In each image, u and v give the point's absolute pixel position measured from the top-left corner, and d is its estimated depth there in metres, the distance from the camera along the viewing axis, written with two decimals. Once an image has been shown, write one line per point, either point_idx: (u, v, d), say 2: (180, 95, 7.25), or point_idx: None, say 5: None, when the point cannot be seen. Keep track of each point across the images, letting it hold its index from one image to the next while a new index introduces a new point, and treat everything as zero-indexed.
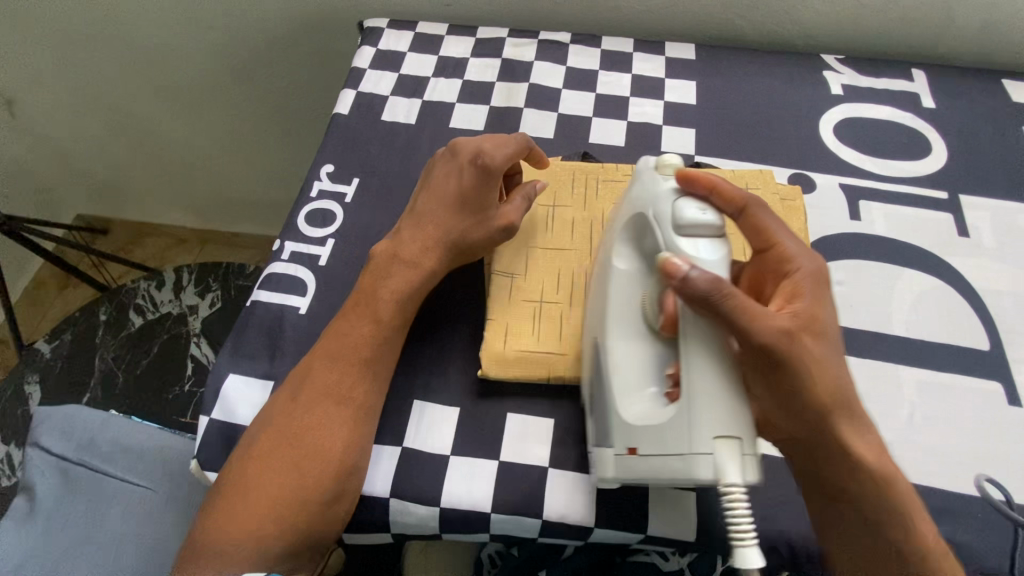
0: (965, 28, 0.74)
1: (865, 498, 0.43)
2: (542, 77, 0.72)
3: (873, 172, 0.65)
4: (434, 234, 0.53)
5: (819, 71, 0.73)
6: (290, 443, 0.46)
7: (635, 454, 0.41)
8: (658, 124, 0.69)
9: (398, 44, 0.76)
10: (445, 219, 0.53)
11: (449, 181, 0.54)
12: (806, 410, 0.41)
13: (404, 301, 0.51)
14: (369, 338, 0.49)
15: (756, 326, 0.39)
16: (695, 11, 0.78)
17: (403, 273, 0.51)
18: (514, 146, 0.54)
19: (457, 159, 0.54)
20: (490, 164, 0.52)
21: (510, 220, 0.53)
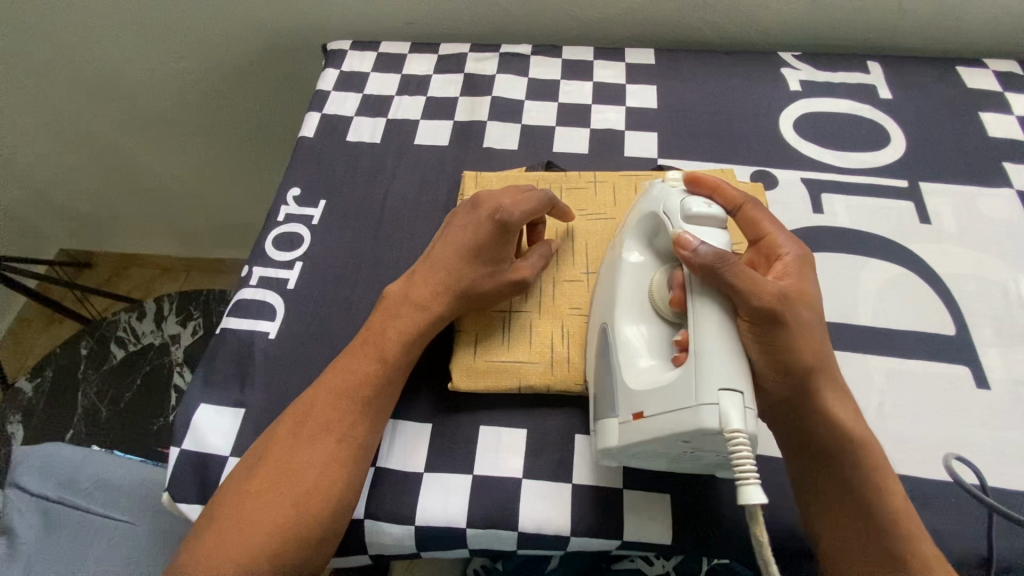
0: (917, 18, 0.76)
1: (845, 458, 0.43)
2: (504, 90, 0.73)
3: (834, 165, 0.66)
4: (446, 279, 0.51)
5: (777, 69, 0.75)
6: (295, 458, 0.45)
7: (641, 418, 0.41)
8: (621, 129, 0.70)
9: (362, 64, 0.77)
10: (458, 269, 0.51)
11: (465, 234, 0.52)
12: (800, 373, 0.42)
13: (411, 346, 0.50)
14: (375, 375, 0.48)
15: (755, 289, 0.39)
16: (652, 17, 0.79)
17: (412, 317, 0.50)
18: (539, 200, 0.52)
19: (479, 212, 0.52)
20: (512, 222, 0.50)
21: (523, 274, 0.52)
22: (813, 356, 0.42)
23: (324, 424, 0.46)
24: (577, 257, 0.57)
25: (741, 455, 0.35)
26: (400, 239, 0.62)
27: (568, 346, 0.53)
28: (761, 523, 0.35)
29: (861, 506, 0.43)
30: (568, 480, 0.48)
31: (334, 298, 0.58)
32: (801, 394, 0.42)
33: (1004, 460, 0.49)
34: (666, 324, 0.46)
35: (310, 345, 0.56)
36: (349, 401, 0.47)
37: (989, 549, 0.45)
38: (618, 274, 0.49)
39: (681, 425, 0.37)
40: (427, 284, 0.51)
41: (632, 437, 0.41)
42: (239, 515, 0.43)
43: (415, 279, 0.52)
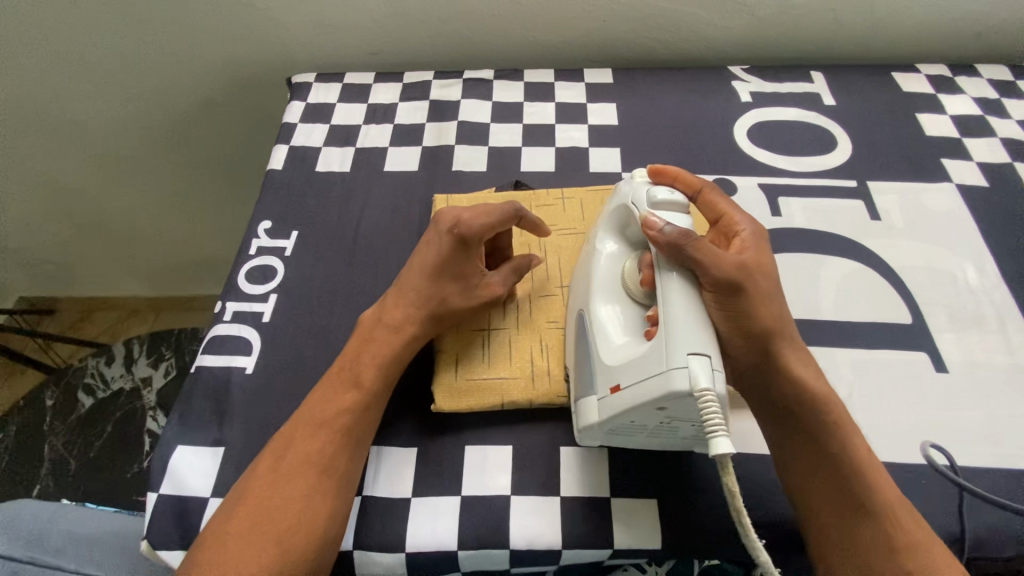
0: (852, 29, 0.81)
1: (807, 417, 0.45)
2: (470, 114, 0.75)
3: (788, 170, 0.69)
4: (415, 300, 0.52)
5: (728, 81, 0.78)
6: (281, 495, 0.44)
7: (618, 391, 0.42)
8: (585, 147, 0.72)
9: (327, 96, 0.78)
10: (424, 286, 0.51)
11: (429, 252, 0.52)
12: (762, 338, 0.44)
13: (388, 369, 0.50)
14: (352, 401, 0.48)
15: (715, 261, 0.42)
16: (608, 38, 0.83)
17: (386, 341, 0.51)
18: (504, 214, 0.52)
19: (437, 227, 0.53)
20: (470, 237, 0.50)
21: (493, 290, 0.53)
22: (774, 320, 0.44)
23: (302, 457, 0.46)
24: (550, 272, 0.59)
25: (710, 413, 0.36)
26: (375, 264, 0.62)
27: (548, 360, 0.53)
28: (730, 472, 0.37)
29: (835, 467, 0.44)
30: (557, 493, 0.49)
31: (311, 329, 0.58)
32: (768, 356, 0.44)
33: (968, 439, 0.51)
34: (636, 305, 0.47)
35: (288, 377, 0.55)
36: (328, 431, 0.47)
37: (960, 527, 0.47)
38: (593, 260, 0.50)
39: (653, 391, 0.38)
40: (399, 305, 0.52)
41: (611, 410, 0.42)
42: (224, 557, 0.42)
43: (386, 302, 0.53)
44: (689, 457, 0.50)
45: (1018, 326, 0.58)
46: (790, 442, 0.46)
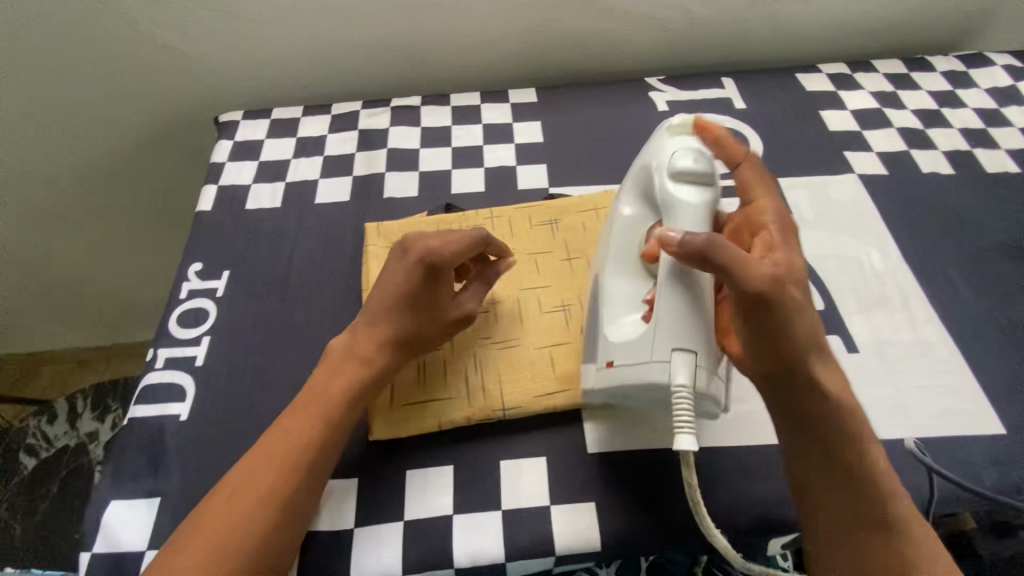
0: (757, 35, 0.87)
1: (834, 430, 0.46)
2: (398, 141, 0.76)
3: (705, 173, 0.73)
4: (383, 331, 0.52)
5: (645, 93, 0.82)
6: (233, 526, 0.43)
7: (611, 367, 0.47)
8: (512, 165, 0.75)
9: (255, 132, 0.78)
10: (392, 317, 0.52)
11: (381, 292, 0.52)
12: (786, 348, 0.45)
13: (349, 401, 0.50)
14: (315, 436, 0.48)
15: (747, 270, 0.43)
16: (531, 58, 0.86)
17: (354, 374, 0.51)
18: (469, 241, 0.52)
19: (407, 254, 0.52)
20: (442, 264, 0.51)
21: (467, 309, 0.55)
22: (794, 333, 0.45)
23: (261, 496, 0.45)
24: None
25: (681, 409, 0.42)
26: (310, 297, 0.63)
27: (481, 378, 0.55)
28: (690, 467, 0.43)
29: (850, 478, 0.45)
30: (498, 506, 0.50)
31: (247, 368, 0.58)
32: (792, 364, 0.45)
33: (880, 413, 0.55)
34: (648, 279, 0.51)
35: (224, 419, 0.55)
36: (291, 468, 0.46)
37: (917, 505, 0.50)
38: (613, 226, 0.53)
39: (640, 378, 0.45)
40: (369, 337, 0.52)
41: (605, 383, 0.48)
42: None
43: (356, 333, 0.52)
44: (625, 460, 0.52)
45: (920, 302, 0.62)
46: (812, 455, 0.46)
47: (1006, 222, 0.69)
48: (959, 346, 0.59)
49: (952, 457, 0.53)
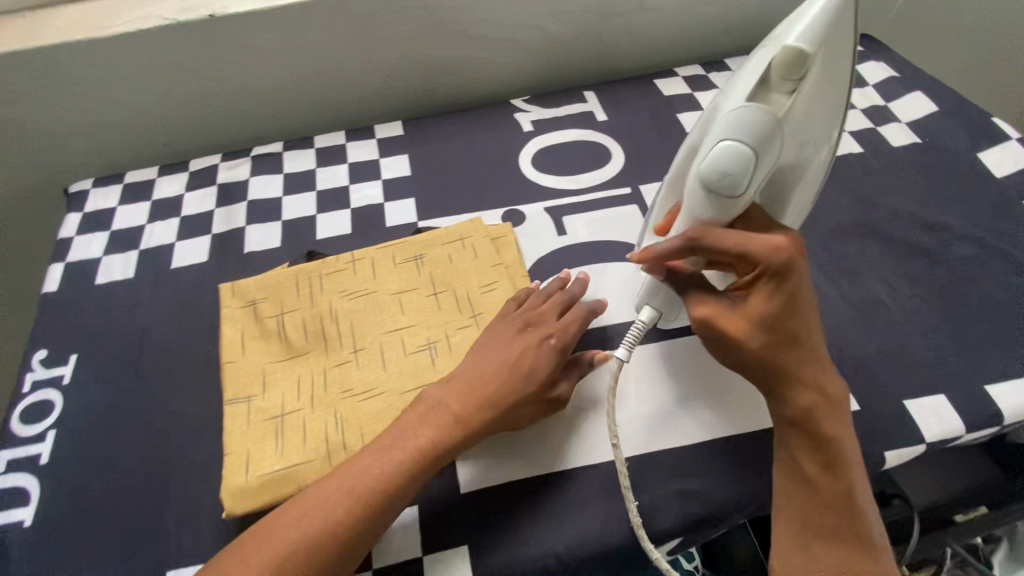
0: (614, 46, 0.89)
1: (815, 447, 0.46)
2: (260, 191, 0.74)
3: (570, 188, 0.74)
4: (483, 393, 0.51)
5: (511, 114, 0.83)
6: (293, 553, 0.43)
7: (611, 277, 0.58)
8: (380, 202, 0.74)
9: (106, 200, 0.75)
10: (502, 382, 0.51)
11: (543, 363, 0.53)
12: (762, 371, 0.46)
13: (449, 453, 0.49)
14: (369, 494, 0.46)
15: (697, 304, 0.47)
16: (395, 90, 0.85)
17: (445, 428, 0.49)
18: (582, 315, 0.56)
19: (531, 331, 0.55)
20: (566, 344, 0.54)
21: (560, 394, 0.53)
22: (775, 358, 0.45)
23: (305, 555, 0.43)
24: (343, 340, 0.58)
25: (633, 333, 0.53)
26: (165, 370, 0.60)
27: (342, 433, 0.52)
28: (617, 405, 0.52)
29: (816, 491, 0.45)
30: (368, 568, 0.49)
31: (97, 458, 0.54)
32: (773, 384, 0.46)
33: (745, 404, 0.56)
34: None
35: (70, 519, 0.51)
36: (342, 525, 0.44)
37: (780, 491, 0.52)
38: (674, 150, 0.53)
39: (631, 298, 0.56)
40: (461, 396, 0.51)
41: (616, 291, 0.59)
42: None
43: (450, 388, 0.52)
44: (496, 498, 0.52)
45: None
46: (794, 468, 0.46)
47: (852, 201, 0.72)
48: None
49: None
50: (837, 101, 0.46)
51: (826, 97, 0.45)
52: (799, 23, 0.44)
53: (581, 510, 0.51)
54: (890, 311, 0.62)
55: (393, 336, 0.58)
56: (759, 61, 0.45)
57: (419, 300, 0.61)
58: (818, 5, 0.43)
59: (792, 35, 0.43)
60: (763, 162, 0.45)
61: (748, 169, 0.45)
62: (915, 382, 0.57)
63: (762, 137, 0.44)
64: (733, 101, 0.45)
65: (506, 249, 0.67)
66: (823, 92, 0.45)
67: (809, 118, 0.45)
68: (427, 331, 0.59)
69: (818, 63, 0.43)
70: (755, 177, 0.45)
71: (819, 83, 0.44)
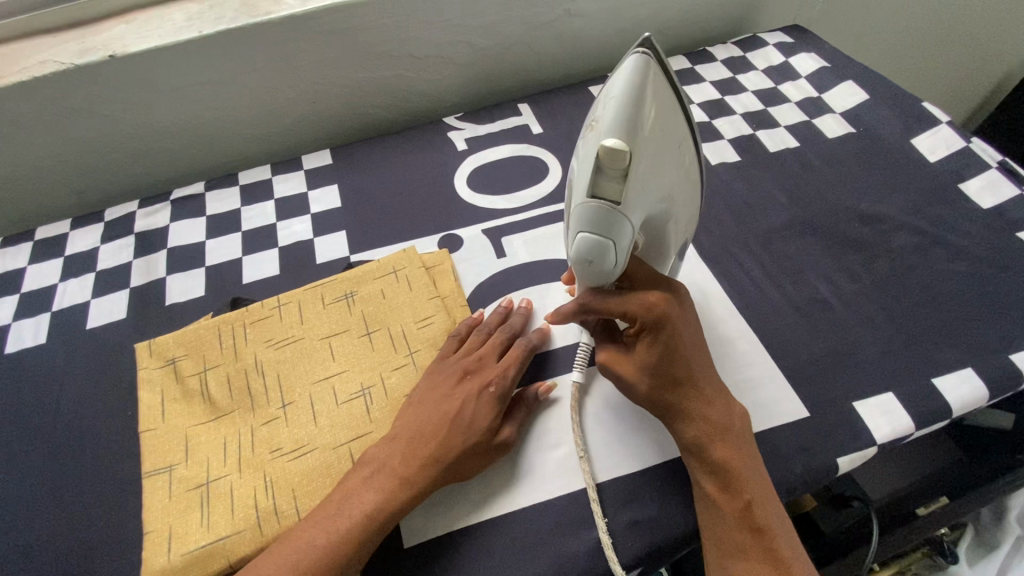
0: (546, 54, 0.87)
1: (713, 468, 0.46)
2: (182, 237, 0.70)
3: (507, 207, 0.72)
4: (423, 452, 0.48)
5: (444, 133, 0.81)
6: None
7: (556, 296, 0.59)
8: (310, 238, 0.70)
9: (15, 260, 0.70)
10: (441, 437, 0.49)
11: (485, 411, 0.50)
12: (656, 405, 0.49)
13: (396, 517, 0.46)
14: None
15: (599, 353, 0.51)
16: (322, 117, 0.82)
17: (388, 493, 0.46)
18: (520, 356, 0.55)
19: (471, 378, 0.53)
20: (506, 389, 0.52)
21: (505, 440, 0.50)
22: (660, 396, 0.48)
23: None
24: (271, 393, 0.55)
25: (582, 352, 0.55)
26: (82, 442, 0.55)
27: (273, 496, 0.49)
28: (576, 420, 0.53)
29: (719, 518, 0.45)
30: None
31: (6, 548, 0.50)
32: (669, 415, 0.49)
33: None
34: None
35: None
36: None
37: None
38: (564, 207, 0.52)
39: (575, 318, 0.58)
40: (404, 453, 0.48)
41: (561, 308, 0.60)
42: None
43: (388, 450, 0.49)
44: (441, 547, 0.48)
45: (719, 297, 0.63)
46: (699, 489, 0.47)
47: (792, 198, 0.71)
48: (760, 334, 0.60)
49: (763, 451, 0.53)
50: (678, 139, 0.43)
51: (663, 157, 0.41)
52: (612, 104, 0.40)
53: (532, 552, 0.48)
54: (835, 310, 0.61)
55: (325, 385, 0.56)
56: (588, 151, 0.42)
57: (352, 342, 0.59)
58: (622, 85, 0.39)
59: (606, 128, 0.39)
60: (624, 241, 0.42)
61: (611, 252, 0.42)
62: (863, 382, 0.56)
63: (612, 227, 0.41)
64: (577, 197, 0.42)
65: (443, 279, 0.65)
66: (660, 148, 0.41)
67: (655, 180, 0.42)
68: (362, 375, 0.56)
69: (644, 137, 0.40)
70: (621, 256, 0.43)
71: (651, 151, 0.41)
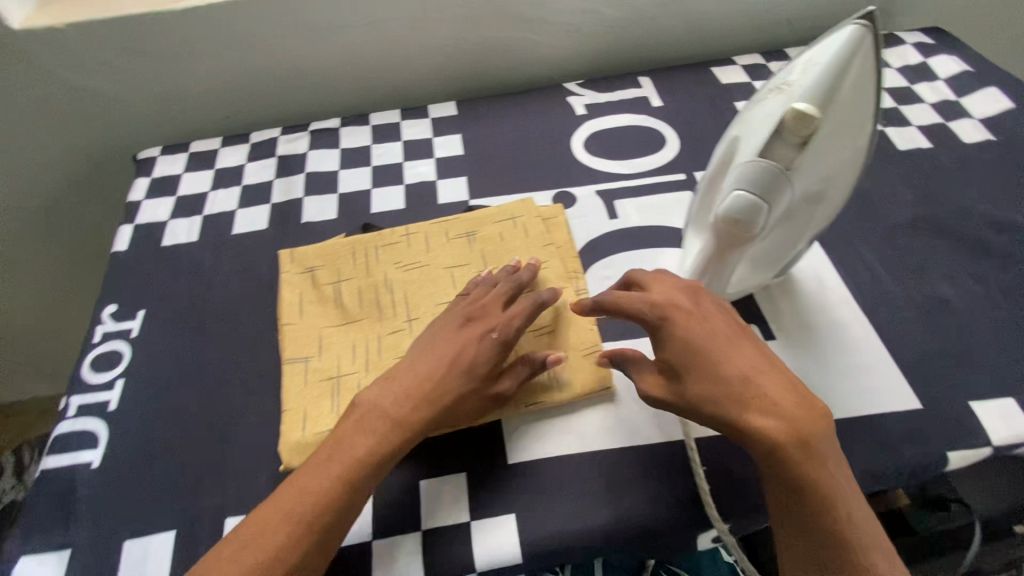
0: (672, 32, 0.88)
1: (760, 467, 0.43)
2: (318, 165, 0.76)
3: (622, 173, 0.74)
4: (421, 392, 0.48)
5: (564, 98, 0.83)
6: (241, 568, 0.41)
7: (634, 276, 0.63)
8: (432, 180, 0.75)
9: (172, 167, 0.78)
10: (444, 381, 0.48)
11: (484, 357, 0.50)
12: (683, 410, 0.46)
13: (392, 455, 0.47)
14: (309, 508, 0.43)
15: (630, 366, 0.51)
16: (450, 71, 0.86)
17: (383, 428, 0.47)
18: (528, 309, 0.52)
19: (465, 328, 0.52)
20: (511, 338, 0.50)
21: (501, 391, 0.51)
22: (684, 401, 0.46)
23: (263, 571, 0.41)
24: (398, 309, 0.59)
25: None
26: (227, 329, 0.62)
27: None
28: None
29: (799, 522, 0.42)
30: (418, 527, 0.50)
31: (162, 408, 0.57)
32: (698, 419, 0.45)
33: None
34: None
35: (138, 462, 0.54)
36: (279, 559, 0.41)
37: None
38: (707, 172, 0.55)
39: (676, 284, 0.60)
40: (396, 395, 0.48)
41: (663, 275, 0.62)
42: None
43: (381, 390, 0.48)
44: (544, 470, 0.52)
45: (832, 284, 0.63)
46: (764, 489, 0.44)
47: (917, 198, 0.70)
48: (872, 325, 0.60)
49: (867, 434, 0.53)
50: (861, 129, 0.44)
51: (843, 138, 0.43)
52: (814, 73, 0.42)
53: (631, 488, 0.50)
54: (955, 311, 0.60)
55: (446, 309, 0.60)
56: (771, 110, 0.44)
57: (472, 275, 0.62)
58: (832, 54, 0.42)
59: (802, 93, 0.42)
60: (778, 207, 0.44)
61: (764, 213, 0.44)
62: (982, 384, 0.55)
63: (773, 188, 0.43)
64: (747, 150, 0.45)
65: (558, 231, 0.67)
66: (844, 128, 0.43)
67: (829, 157, 0.44)
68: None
69: (833, 111, 0.42)
70: (771, 220, 0.45)
71: (835, 126, 0.43)
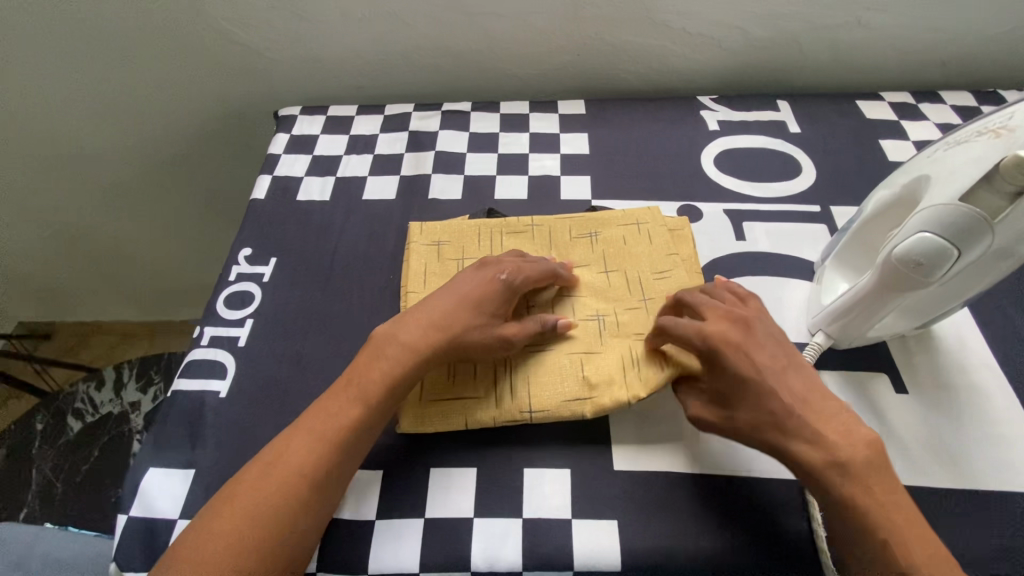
0: (818, 59, 0.85)
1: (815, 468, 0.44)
2: (448, 144, 0.78)
3: (753, 195, 0.72)
4: (439, 320, 0.52)
5: (697, 111, 0.82)
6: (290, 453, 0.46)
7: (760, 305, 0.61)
8: (557, 175, 0.75)
9: (311, 128, 0.81)
10: (454, 315, 0.52)
11: (488, 303, 0.53)
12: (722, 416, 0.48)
13: (405, 380, 0.50)
14: (356, 419, 0.48)
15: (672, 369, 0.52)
16: (583, 70, 0.87)
17: (396, 356, 0.50)
18: (535, 274, 0.57)
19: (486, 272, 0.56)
20: (516, 287, 0.55)
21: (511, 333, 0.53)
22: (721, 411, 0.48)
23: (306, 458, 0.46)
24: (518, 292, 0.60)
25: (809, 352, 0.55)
26: (350, 288, 0.64)
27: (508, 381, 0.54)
28: None
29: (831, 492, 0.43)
30: (520, 515, 0.49)
31: (285, 353, 0.60)
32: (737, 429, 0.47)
33: (928, 457, 0.52)
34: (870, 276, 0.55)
35: (261, 400, 0.56)
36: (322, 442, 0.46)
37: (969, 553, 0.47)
38: (871, 203, 0.53)
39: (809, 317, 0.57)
40: (419, 323, 0.52)
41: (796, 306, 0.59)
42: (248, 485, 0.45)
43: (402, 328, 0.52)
44: (652, 483, 0.51)
45: (976, 346, 0.59)
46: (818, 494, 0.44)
47: None
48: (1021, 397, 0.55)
49: (1008, 513, 0.49)
50: None
51: None
52: None
53: (741, 518, 0.49)
54: None
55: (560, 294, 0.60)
56: (979, 154, 0.42)
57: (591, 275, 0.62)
58: None
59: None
60: (967, 257, 0.43)
61: (949, 260, 0.43)
62: None
63: (968, 237, 0.42)
64: (942, 192, 0.43)
65: (683, 242, 0.65)
66: None
67: None
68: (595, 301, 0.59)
69: None
70: (955, 269, 0.44)
71: None
